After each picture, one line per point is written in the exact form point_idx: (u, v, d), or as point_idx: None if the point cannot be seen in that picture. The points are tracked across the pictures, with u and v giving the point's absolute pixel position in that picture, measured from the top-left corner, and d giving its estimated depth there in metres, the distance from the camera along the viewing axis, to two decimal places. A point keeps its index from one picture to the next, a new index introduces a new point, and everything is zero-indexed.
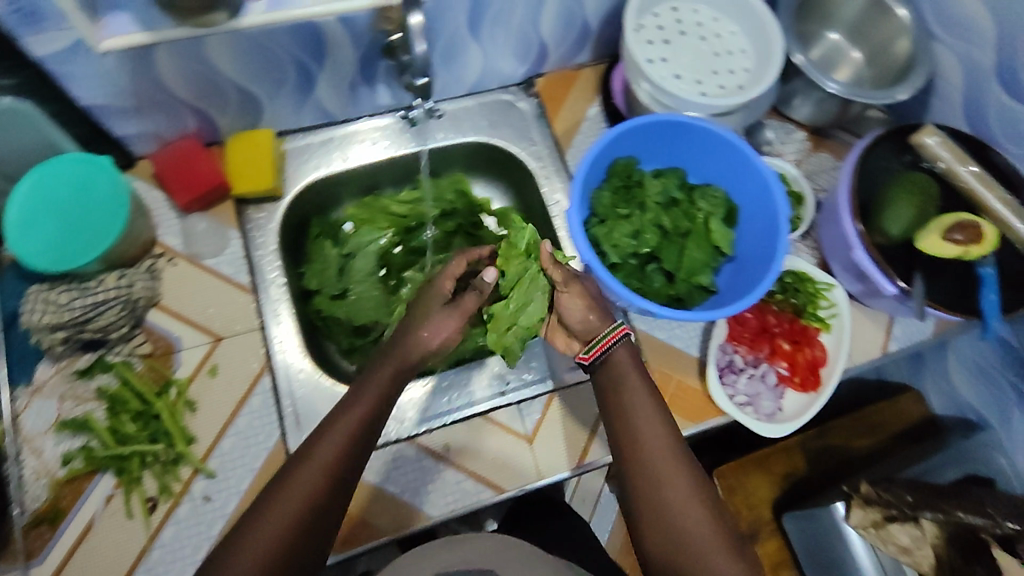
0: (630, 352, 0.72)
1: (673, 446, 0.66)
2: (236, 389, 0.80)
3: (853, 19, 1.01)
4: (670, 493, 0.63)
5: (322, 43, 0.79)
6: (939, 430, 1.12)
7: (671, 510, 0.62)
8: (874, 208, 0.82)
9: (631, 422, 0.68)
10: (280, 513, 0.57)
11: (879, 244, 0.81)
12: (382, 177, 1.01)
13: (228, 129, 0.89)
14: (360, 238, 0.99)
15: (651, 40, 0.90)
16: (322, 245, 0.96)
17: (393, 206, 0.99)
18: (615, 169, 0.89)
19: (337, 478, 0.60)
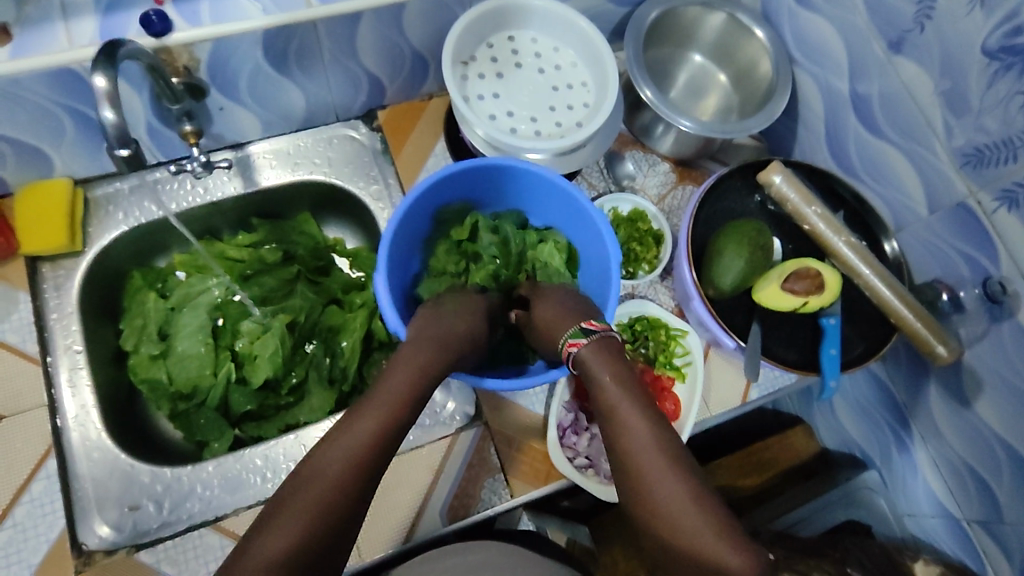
0: (606, 346, 0.66)
1: (656, 426, 0.60)
2: (16, 475, 0.72)
3: (714, 41, 0.94)
4: (651, 477, 0.56)
5: (85, 88, 0.71)
6: (829, 464, 1.05)
7: (654, 494, 0.56)
8: (708, 253, 0.75)
9: (608, 407, 0.62)
10: (307, 504, 0.51)
11: (712, 298, 0.73)
12: (218, 224, 0.94)
13: (15, 179, 0.81)
14: (189, 289, 0.90)
15: (482, 75, 0.83)
16: (144, 298, 0.88)
17: (231, 249, 0.93)
18: (444, 217, 0.83)
19: (377, 457, 0.56)
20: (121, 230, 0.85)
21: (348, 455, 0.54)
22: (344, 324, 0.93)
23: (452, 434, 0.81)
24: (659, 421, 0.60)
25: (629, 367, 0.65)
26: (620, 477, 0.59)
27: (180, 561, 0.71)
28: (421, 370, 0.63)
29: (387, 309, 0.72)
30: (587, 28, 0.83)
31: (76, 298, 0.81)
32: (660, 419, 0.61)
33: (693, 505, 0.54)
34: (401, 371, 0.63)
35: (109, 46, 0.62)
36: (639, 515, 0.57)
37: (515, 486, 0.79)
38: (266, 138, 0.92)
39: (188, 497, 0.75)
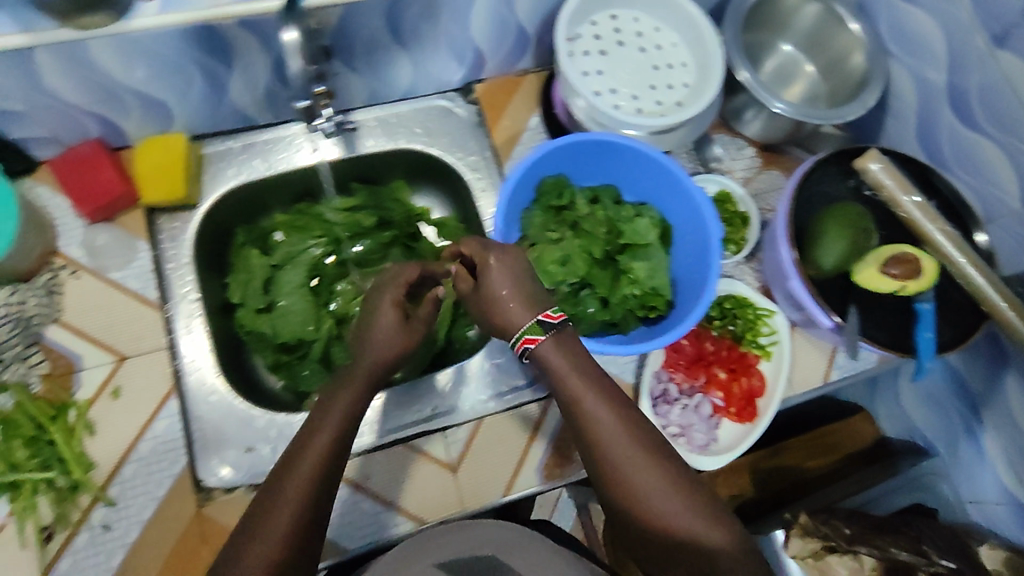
0: (560, 344, 0.64)
1: (628, 429, 0.61)
2: (141, 413, 0.76)
3: (808, 30, 0.95)
4: (636, 481, 0.59)
5: (222, 47, 0.74)
6: (892, 452, 1.07)
7: (638, 496, 0.59)
8: (809, 236, 0.78)
9: (576, 410, 0.63)
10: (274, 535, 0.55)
11: (813, 277, 0.78)
12: (318, 188, 0.98)
13: (136, 133, 0.83)
14: (291, 248, 0.95)
15: (587, 52, 0.84)
16: (248, 254, 0.92)
17: (329, 213, 0.96)
18: (543, 188, 0.86)
19: (327, 478, 0.60)
20: (230, 186, 0.89)
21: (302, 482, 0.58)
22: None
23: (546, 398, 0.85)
24: (631, 420, 0.62)
25: (592, 364, 0.64)
26: (604, 479, 0.62)
27: None
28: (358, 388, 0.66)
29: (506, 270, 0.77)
30: (691, 8, 0.84)
31: (190, 249, 0.85)
32: (632, 417, 0.62)
33: (677, 501, 0.58)
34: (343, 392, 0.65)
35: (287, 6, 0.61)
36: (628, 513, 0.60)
37: None
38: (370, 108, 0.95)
39: None
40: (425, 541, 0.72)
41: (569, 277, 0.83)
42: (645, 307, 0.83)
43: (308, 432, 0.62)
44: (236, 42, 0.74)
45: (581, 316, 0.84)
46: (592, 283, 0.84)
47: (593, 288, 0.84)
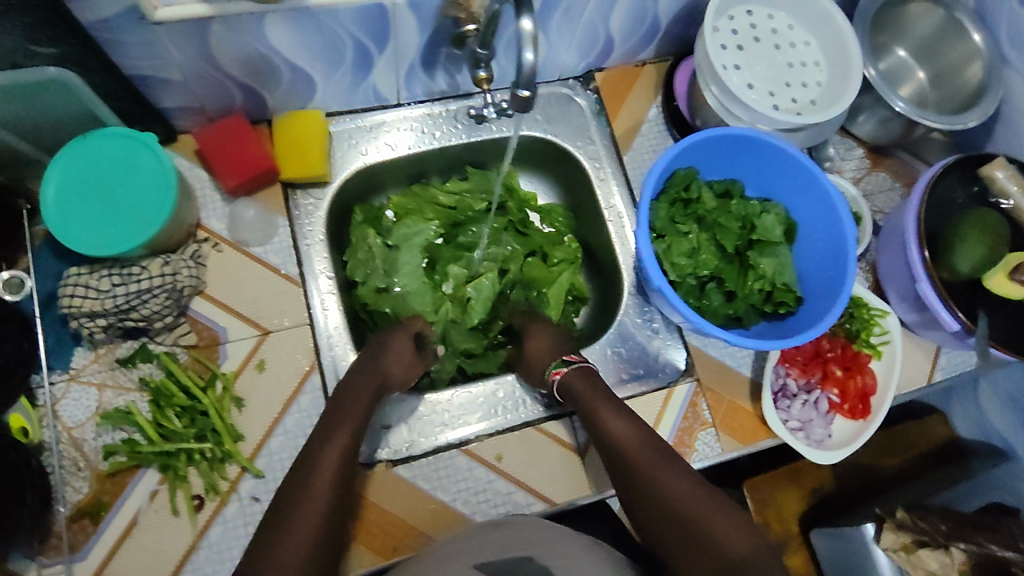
0: (581, 372, 0.80)
1: (636, 434, 0.74)
2: (285, 386, 0.78)
3: (925, 36, 0.97)
4: (645, 475, 0.71)
5: (383, 26, 0.73)
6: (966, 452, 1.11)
7: (646, 487, 0.70)
8: (943, 241, 0.82)
9: (594, 419, 0.76)
10: (309, 500, 0.62)
11: (944, 280, 0.81)
12: (430, 169, 0.97)
13: (277, 107, 0.83)
14: (406, 230, 0.93)
15: (725, 45, 0.86)
16: (366, 232, 0.91)
17: (442, 197, 0.96)
18: (673, 180, 0.86)
19: (349, 461, 0.67)
20: (358, 163, 0.89)
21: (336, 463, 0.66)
22: (545, 278, 0.96)
23: (668, 387, 0.87)
24: (639, 429, 0.75)
25: (605, 387, 0.79)
26: (618, 476, 0.73)
27: (439, 477, 0.79)
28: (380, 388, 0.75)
29: (647, 258, 0.78)
30: (829, 7, 0.85)
31: (323, 227, 0.85)
32: (639, 426, 0.75)
33: (681, 493, 0.68)
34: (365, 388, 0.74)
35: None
36: (645, 509, 0.70)
37: (729, 441, 0.85)
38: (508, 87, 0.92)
39: (435, 422, 0.82)
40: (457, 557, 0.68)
41: (698, 270, 0.86)
42: (774, 302, 0.85)
43: (337, 419, 0.70)
44: (397, 21, 0.73)
45: (707, 306, 0.86)
46: (720, 277, 0.86)
47: (721, 281, 0.86)
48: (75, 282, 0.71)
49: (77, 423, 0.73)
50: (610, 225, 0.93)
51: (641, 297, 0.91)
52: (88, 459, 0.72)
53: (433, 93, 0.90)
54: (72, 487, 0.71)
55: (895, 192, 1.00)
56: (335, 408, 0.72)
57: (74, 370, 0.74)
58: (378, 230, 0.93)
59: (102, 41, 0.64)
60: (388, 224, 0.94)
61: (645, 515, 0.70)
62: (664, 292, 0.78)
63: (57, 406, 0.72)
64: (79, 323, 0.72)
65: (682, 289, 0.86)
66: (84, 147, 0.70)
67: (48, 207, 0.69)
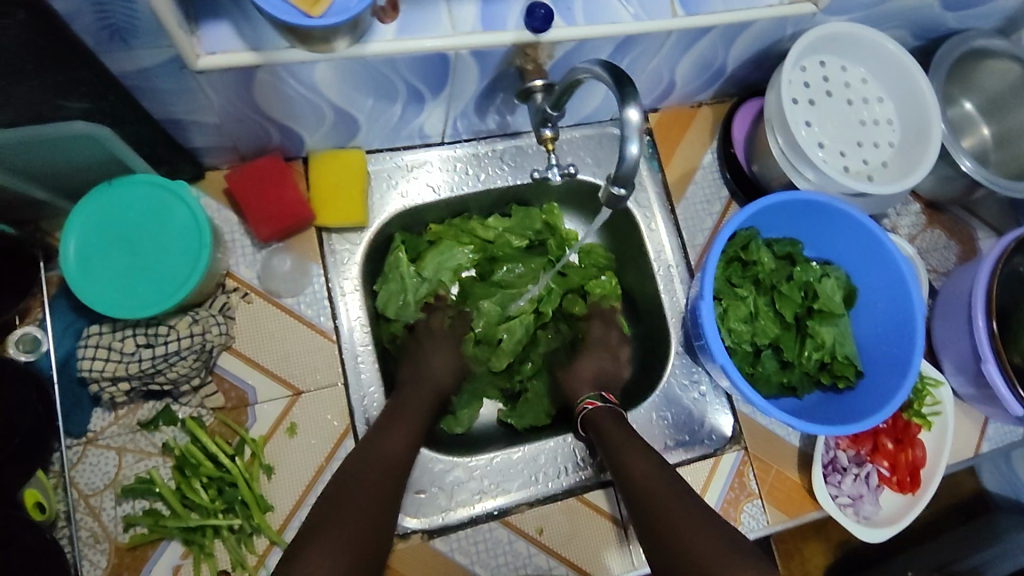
0: (610, 412, 0.78)
1: (667, 483, 0.67)
2: (317, 453, 0.72)
3: (994, 92, 0.92)
4: (674, 524, 0.63)
5: (442, 72, 0.68)
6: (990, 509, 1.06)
7: (675, 536, 0.62)
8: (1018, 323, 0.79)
9: (623, 467, 0.71)
10: (332, 540, 0.56)
11: (1016, 365, 0.78)
12: (472, 203, 0.88)
13: (314, 146, 0.77)
14: (440, 256, 0.85)
15: (797, 100, 0.81)
16: (398, 258, 0.83)
17: (481, 229, 0.87)
18: (733, 240, 0.81)
19: (381, 510, 0.61)
20: (397, 206, 0.83)
21: (364, 500, 0.61)
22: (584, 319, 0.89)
23: (714, 455, 0.83)
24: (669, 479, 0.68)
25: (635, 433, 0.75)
26: (647, 528, 0.65)
27: (476, 551, 0.75)
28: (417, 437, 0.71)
29: (707, 327, 0.74)
30: (909, 66, 0.81)
31: (359, 275, 0.79)
32: (669, 475, 0.68)
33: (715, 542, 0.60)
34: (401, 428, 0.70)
35: (610, 75, 0.51)
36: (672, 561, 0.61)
37: (775, 514, 0.82)
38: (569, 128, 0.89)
39: (472, 489, 0.77)
40: None
41: (756, 337, 0.81)
42: (831, 374, 0.81)
43: (368, 457, 0.66)
44: (457, 68, 0.67)
45: (761, 374, 0.82)
46: (776, 344, 0.82)
47: (777, 348, 0.82)
48: (96, 342, 0.67)
49: (94, 491, 0.67)
50: (660, 277, 0.88)
51: (688, 357, 0.86)
52: (107, 532, 0.67)
53: (479, 133, 0.85)
54: (89, 560, 0.66)
55: (950, 251, 0.96)
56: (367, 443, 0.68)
57: (91, 433, 0.68)
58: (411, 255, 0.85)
59: (132, 89, 0.58)
60: (422, 250, 0.87)
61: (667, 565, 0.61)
62: (728, 372, 0.72)
63: (73, 472, 0.67)
64: (100, 387, 0.67)
65: (736, 356, 0.81)
66: (115, 198, 0.65)
67: (69, 265, 0.64)
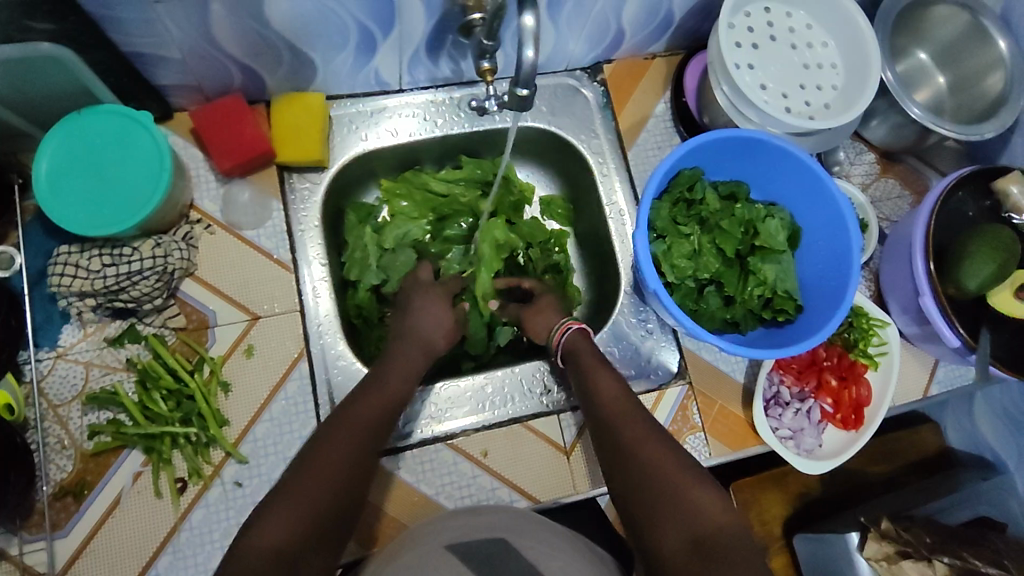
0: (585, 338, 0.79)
1: (632, 407, 0.70)
2: (272, 373, 0.77)
3: (947, 41, 0.94)
4: (635, 443, 0.66)
5: (390, 12, 0.71)
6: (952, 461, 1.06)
7: (636, 455, 0.65)
8: (953, 259, 0.80)
9: (591, 387, 0.73)
10: (329, 462, 0.61)
11: (951, 296, 0.80)
12: (424, 155, 0.94)
13: (275, 88, 0.82)
14: (396, 231, 0.91)
15: (740, 43, 0.83)
16: (360, 230, 0.89)
17: (434, 183, 0.93)
18: (678, 180, 0.84)
19: (371, 433, 0.66)
20: (358, 149, 0.88)
21: (342, 457, 0.62)
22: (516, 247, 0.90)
23: (658, 388, 0.86)
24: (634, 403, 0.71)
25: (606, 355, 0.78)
26: (604, 442, 0.69)
27: (422, 470, 0.78)
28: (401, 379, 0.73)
29: (643, 259, 0.77)
30: (851, 8, 0.82)
31: (319, 213, 0.84)
32: (634, 401, 0.71)
33: (672, 468, 0.64)
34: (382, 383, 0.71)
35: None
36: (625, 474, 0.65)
37: (718, 446, 0.85)
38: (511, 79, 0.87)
39: (422, 415, 0.81)
40: (426, 548, 0.66)
41: (699, 273, 0.84)
42: (773, 309, 0.83)
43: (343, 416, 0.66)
44: (403, 6, 0.71)
45: (704, 310, 0.85)
46: (719, 281, 0.85)
47: (720, 285, 0.85)
48: (64, 261, 0.71)
49: (62, 402, 0.72)
50: (611, 222, 0.92)
51: (637, 297, 0.90)
52: (73, 439, 0.72)
53: (436, 80, 0.89)
54: (56, 465, 0.71)
55: (903, 200, 0.98)
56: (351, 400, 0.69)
57: (61, 348, 0.73)
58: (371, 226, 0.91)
59: (97, 19, 0.63)
60: (381, 223, 0.92)
61: (625, 490, 0.65)
62: (662, 298, 0.75)
63: (42, 384, 0.72)
64: (68, 302, 0.72)
65: (679, 292, 0.84)
66: (80, 126, 0.70)
67: (40, 183, 0.69)
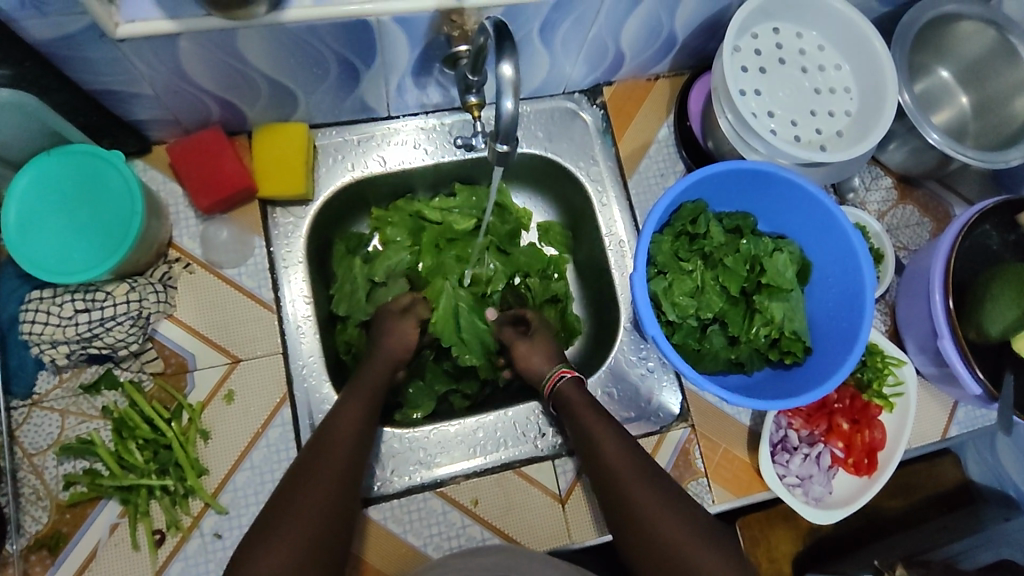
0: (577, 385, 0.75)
1: (624, 450, 0.68)
2: (253, 419, 0.74)
3: (972, 59, 0.88)
4: (635, 502, 0.65)
5: (371, 43, 0.68)
6: (974, 499, 1.00)
7: (636, 510, 0.64)
8: (971, 304, 0.76)
9: (584, 435, 0.70)
10: (315, 497, 0.59)
11: (972, 341, 0.75)
12: (416, 182, 0.89)
13: (257, 120, 0.79)
14: (388, 262, 0.86)
15: (746, 68, 0.78)
16: (350, 264, 0.85)
17: (427, 211, 0.88)
18: (680, 213, 0.79)
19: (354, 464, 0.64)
20: (344, 179, 0.84)
21: (327, 494, 0.60)
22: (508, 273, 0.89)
23: (659, 432, 0.82)
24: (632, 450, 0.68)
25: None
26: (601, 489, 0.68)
27: (409, 520, 0.75)
28: (373, 403, 0.70)
29: (640, 301, 0.73)
30: (866, 29, 0.77)
31: (303, 248, 0.81)
32: (625, 442, 0.69)
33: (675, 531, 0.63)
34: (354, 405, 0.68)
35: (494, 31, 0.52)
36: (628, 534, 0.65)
37: (723, 494, 0.81)
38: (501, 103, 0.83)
39: (410, 460, 0.78)
40: None
41: (702, 311, 0.79)
42: (780, 350, 0.79)
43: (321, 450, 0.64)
44: (385, 37, 0.67)
45: (707, 351, 0.80)
46: (723, 319, 0.81)
47: (724, 324, 0.81)
48: (36, 307, 0.70)
49: (37, 450, 0.70)
50: (610, 254, 0.87)
51: (637, 333, 0.86)
52: (48, 490, 0.70)
53: (426, 106, 0.85)
54: (31, 516, 0.69)
55: (923, 228, 0.92)
56: (327, 425, 0.66)
57: (37, 395, 0.71)
58: (362, 257, 0.87)
59: (60, 58, 0.60)
60: (372, 254, 0.88)
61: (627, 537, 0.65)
62: (660, 344, 0.72)
63: (16, 433, 0.70)
64: (40, 350, 0.70)
65: (681, 331, 0.80)
66: (52, 169, 0.69)
67: (9, 229, 0.68)
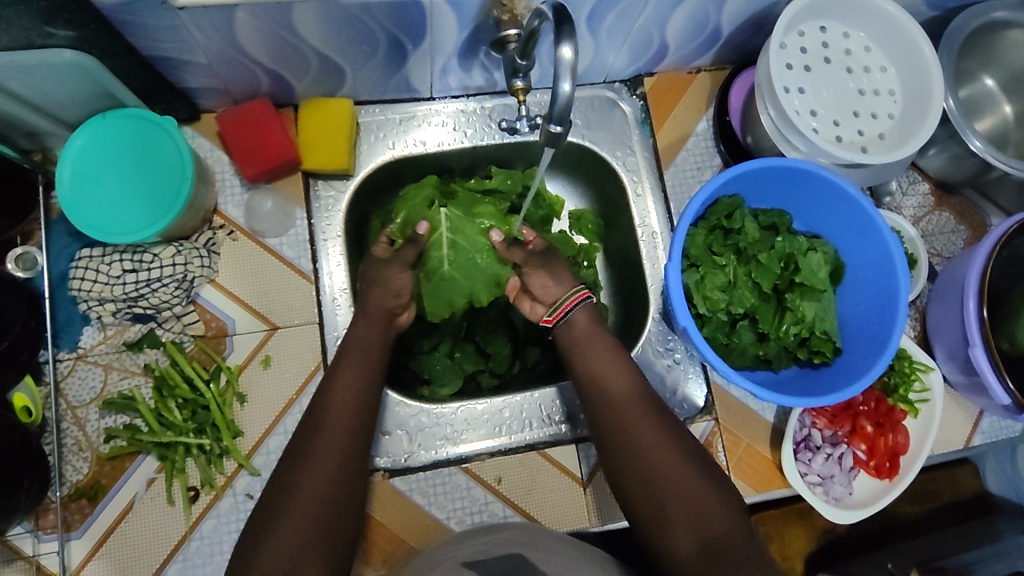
0: (589, 316, 0.73)
1: (636, 396, 0.66)
2: (288, 386, 0.76)
3: (1019, 67, 0.87)
4: (646, 447, 0.62)
5: (421, 21, 0.68)
6: (991, 508, 0.99)
7: (644, 456, 0.62)
8: None
9: (594, 374, 0.69)
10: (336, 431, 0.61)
11: (1004, 351, 0.76)
12: (454, 163, 0.90)
13: (303, 93, 0.80)
14: None
15: (792, 65, 0.79)
16: None
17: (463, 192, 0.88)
18: (716, 206, 0.80)
19: (364, 401, 0.65)
20: (384, 157, 0.85)
21: (344, 428, 0.62)
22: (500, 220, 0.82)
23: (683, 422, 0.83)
24: (647, 402, 0.66)
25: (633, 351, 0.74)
26: (604, 434, 0.65)
27: (433, 492, 0.77)
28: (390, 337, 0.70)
29: (673, 293, 0.74)
30: (916, 33, 0.77)
31: (342, 222, 0.82)
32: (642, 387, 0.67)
33: (689, 484, 0.60)
34: (360, 366, 0.67)
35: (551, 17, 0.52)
36: (640, 493, 0.61)
37: (744, 488, 0.82)
38: (547, 90, 0.85)
39: (437, 435, 0.79)
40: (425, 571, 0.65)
41: (732, 306, 0.80)
42: (809, 349, 0.80)
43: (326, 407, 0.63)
44: (434, 18, 0.68)
45: (735, 346, 0.81)
46: (753, 315, 0.81)
47: (754, 320, 0.81)
48: (85, 264, 0.73)
49: (81, 403, 0.73)
50: (643, 244, 0.88)
51: (665, 325, 0.86)
52: (90, 441, 0.72)
53: (469, 88, 0.86)
54: (72, 466, 0.72)
55: (958, 235, 0.92)
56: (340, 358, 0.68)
57: (82, 349, 0.74)
58: None
59: (122, 24, 0.62)
60: None
61: (627, 483, 0.62)
62: (691, 335, 0.72)
63: (62, 384, 0.73)
64: (88, 306, 0.74)
65: (710, 325, 0.81)
66: (107, 130, 0.72)
67: (64, 188, 0.70)
